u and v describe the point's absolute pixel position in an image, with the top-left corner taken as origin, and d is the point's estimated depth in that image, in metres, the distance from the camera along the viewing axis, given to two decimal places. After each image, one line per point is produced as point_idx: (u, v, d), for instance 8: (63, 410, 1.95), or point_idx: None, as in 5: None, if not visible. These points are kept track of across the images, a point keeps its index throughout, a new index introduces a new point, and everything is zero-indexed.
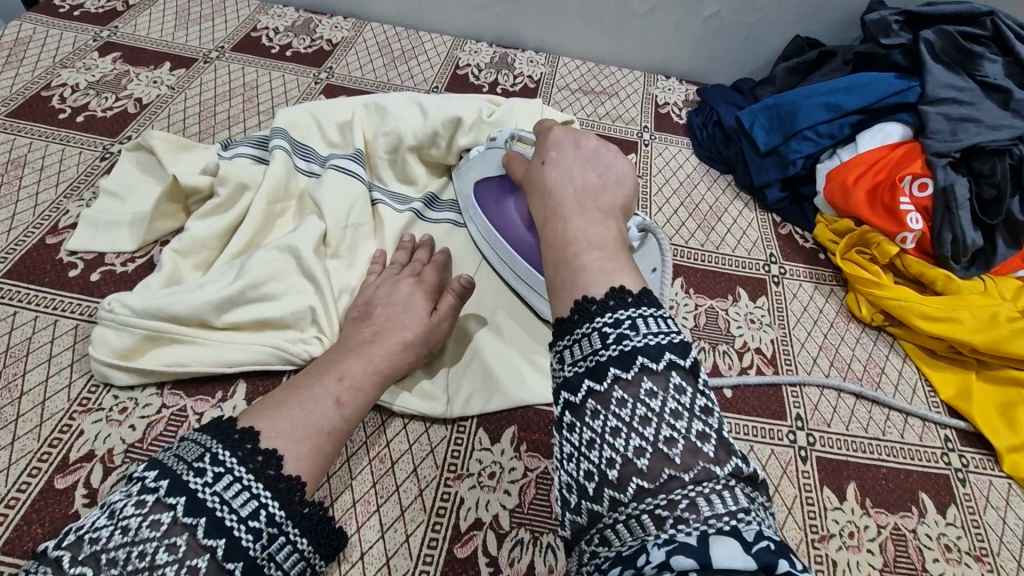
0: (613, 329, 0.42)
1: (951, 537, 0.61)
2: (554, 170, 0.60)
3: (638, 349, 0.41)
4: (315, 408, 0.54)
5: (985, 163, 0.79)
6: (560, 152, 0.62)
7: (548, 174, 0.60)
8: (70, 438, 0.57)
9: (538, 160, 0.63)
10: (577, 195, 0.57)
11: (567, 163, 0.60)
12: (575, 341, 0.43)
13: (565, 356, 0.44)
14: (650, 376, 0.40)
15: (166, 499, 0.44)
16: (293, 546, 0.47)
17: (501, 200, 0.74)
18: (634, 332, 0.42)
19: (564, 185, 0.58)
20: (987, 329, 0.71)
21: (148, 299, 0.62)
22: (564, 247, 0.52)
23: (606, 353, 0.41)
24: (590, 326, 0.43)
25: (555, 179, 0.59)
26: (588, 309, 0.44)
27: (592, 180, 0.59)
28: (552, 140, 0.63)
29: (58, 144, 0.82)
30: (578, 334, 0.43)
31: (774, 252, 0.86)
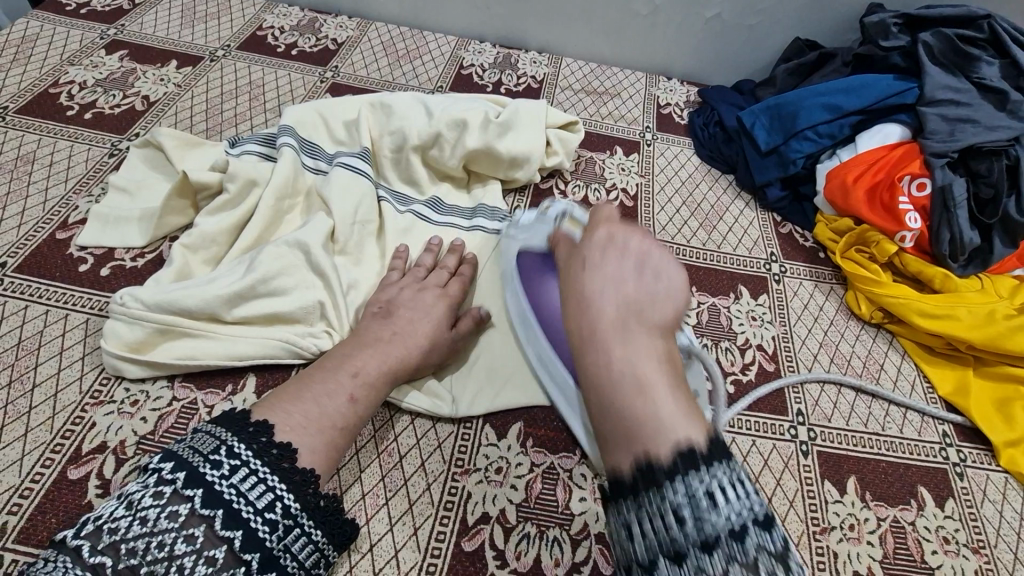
0: (690, 507, 0.39)
1: (949, 530, 0.63)
2: (587, 279, 0.52)
3: (722, 533, 0.38)
4: (329, 403, 0.55)
5: (982, 163, 0.80)
6: (602, 252, 0.53)
7: (582, 281, 0.52)
8: (83, 430, 0.58)
9: (577, 257, 0.55)
10: (620, 314, 0.48)
11: (603, 266, 0.52)
12: (649, 515, 0.40)
13: (634, 531, 0.41)
14: (735, 564, 0.37)
15: (183, 491, 0.44)
16: (308, 537, 0.48)
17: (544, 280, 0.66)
18: (713, 511, 0.38)
19: (604, 304, 0.49)
20: (983, 326, 0.72)
21: (160, 293, 0.63)
22: (604, 378, 0.46)
23: (687, 536, 0.38)
24: (659, 503, 0.40)
25: (588, 293, 0.51)
26: (653, 477, 0.41)
27: (639, 292, 0.49)
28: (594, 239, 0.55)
29: (66, 141, 0.83)
30: (645, 508, 0.40)
31: (775, 250, 0.87)
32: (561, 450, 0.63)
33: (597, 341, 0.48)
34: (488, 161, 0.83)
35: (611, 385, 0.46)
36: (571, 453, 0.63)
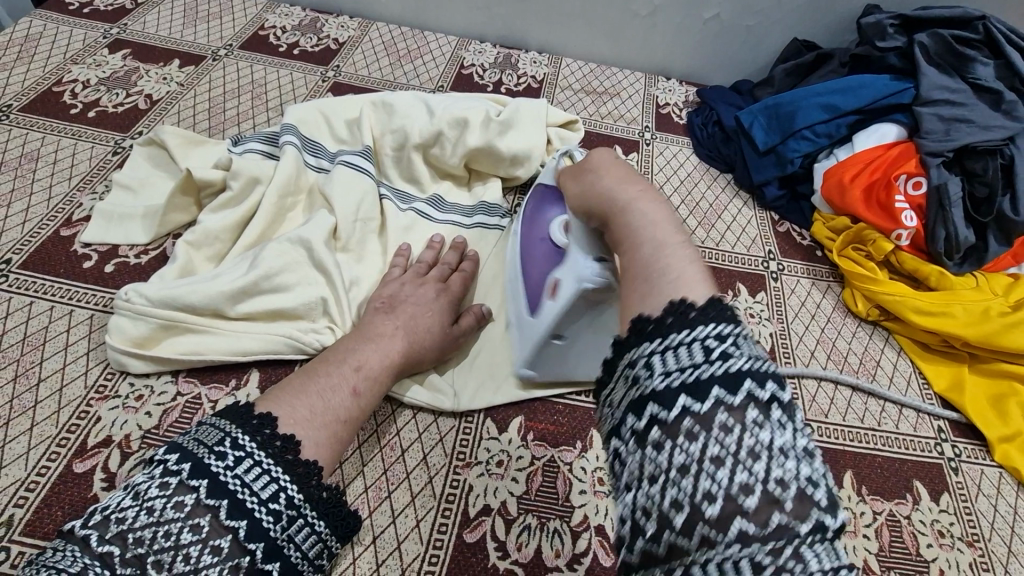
0: (714, 343, 0.35)
1: (944, 523, 0.63)
2: (599, 174, 0.54)
3: (746, 371, 0.33)
4: (333, 397, 0.56)
5: (978, 162, 0.81)
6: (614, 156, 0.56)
7: (592, 178, 0.54)
8: (88, 425, 0.58)
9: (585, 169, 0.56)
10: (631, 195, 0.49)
11: (615, 163, 0.54)
12: (666, 350, 0.35)
13: (648, 367, 0.35)
14: (755, 405, 0.32)
15: (189, 481, 0.45)
16: (310, 528, 0.49)
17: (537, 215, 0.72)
18: (738, 352, 0.34)
19: (620, 186, 0.50)
20: (978, 323, 0.73)
21: (165, 289, 0.64)
22: (631, 246, 0.45)
23: (709, 369, 0.34)
24: (680, 338, 0.35)
25: (603, 181, 0.52)
26: (684, 314, 0.37)
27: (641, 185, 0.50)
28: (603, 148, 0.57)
29: (70, 139, 0.83)
30: (665, 342, 0.36)
31: (773, 249, 0.88)
32: (561, 444, 0.64)
33: (620, 213, 0.48)
34: (488, 160, 0.84)
35: (634, 246, 0.44)
36: (571, 447, 0.63)
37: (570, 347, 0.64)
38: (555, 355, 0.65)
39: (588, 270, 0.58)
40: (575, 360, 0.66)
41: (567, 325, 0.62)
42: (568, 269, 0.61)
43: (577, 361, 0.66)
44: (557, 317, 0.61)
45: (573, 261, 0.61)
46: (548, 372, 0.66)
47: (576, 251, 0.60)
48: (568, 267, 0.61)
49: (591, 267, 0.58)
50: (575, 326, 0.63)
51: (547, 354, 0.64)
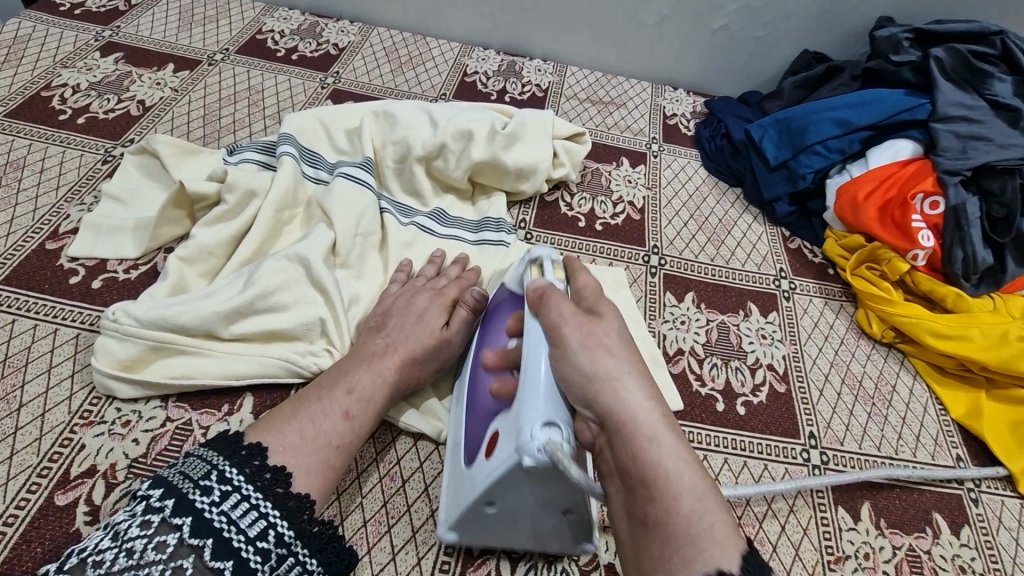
0: None
1: (965, 559, 0.61)
2: (612, 359, 0.47)
3: None
4: (325, 422, 0.53)
5: (996, 182, 0.79)
6: (623, 332, 0.51)
7: (603, 360, 0.47)
8: (71, 453, 0.55)
9: (583, 336, 0.49)
10: (646, 410, 0.46)
11: (626, 347, 0.49)
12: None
13: None
14: None
15: (172, 520, 0.42)
16: (302, 567, 0.46)
17: (497, 327, 0.62)
18: None
19: (640, 401, 0.46)
20: (996, 348, 0.71)
21: (154, 309, 0.61)
22: (652, 487, 0.43)
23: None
24: None
25: (621, 377, 0.47)
26: None
27: (647, 385, 0.48)
28: (614, 313, 0.52)
29: (59, 146, 0.80)
30: None
31: (784, 266, 0.86)
32: None
33: (641, 438, 0.45)
34: (493, 173, 0.81)
35: (664, 494, 0.43)
36: None
37: (504, 515, 0.51)
38: (485, 521, 0.52)
39: (531, 442, 0.44)
40: (514, 530, 0.52)
41: (501, 493, 0.49)
42: (510, 424, 0.48)
43: (512, 530, 0.52)
44: (488, 483, 0.48)
45: (515, 419, 0.47)
46: (475, 533, 0.53)
47: (521, 408, 0.47)
48: (510, 424, 0.48)
49: (537, 438, 0.44)
50: (511, 497, 0.49)
51: (475, 518, 0.51)
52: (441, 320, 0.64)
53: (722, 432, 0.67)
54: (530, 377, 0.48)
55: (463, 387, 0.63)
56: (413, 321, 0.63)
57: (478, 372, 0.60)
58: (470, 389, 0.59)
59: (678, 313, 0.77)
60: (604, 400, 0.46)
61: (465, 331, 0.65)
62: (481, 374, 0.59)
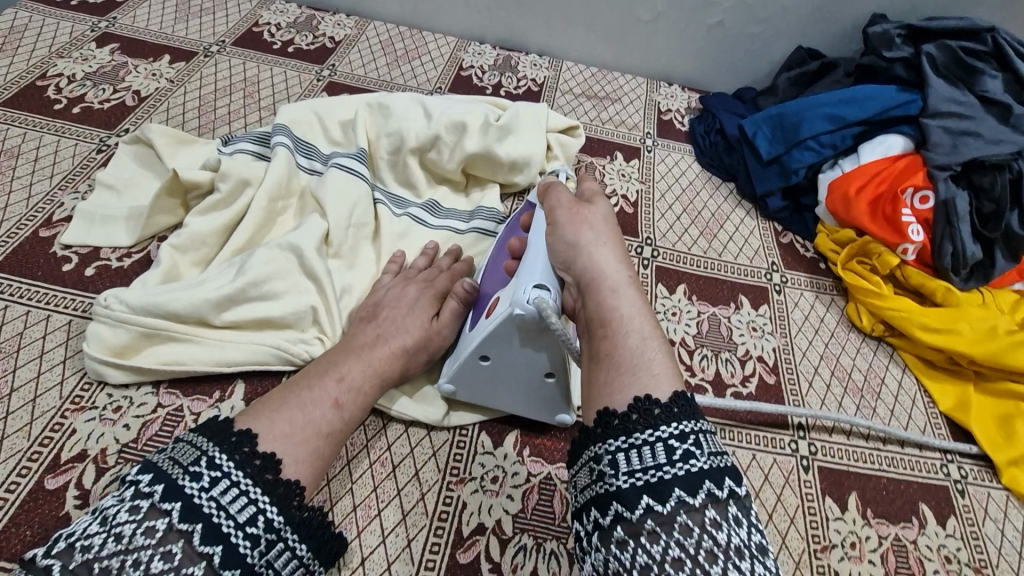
0: (678, 444, 0.41)
1: (951, 549, 0.62)
2: (592, 232, 0.56)
3: (705, 471, 0.40)
4: (315, 410, 0.53)
5: (985, 176, 0.80)
6: (610, 217, 0.59)
7: (583, 232, 0.56)
8: (62, 438, 0.55)
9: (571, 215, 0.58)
10: (613, 270, 0.54)
11: (610, 227, 0.58)
12: (629, 448, 0.42)
13: (620, 462, 0.42)
14: (712, 501, 0.39)
15: (161, 505, 0.42)
16: (291, 552, 0.46)
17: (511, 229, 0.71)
18: (699, 452, 0.41)
19: (611, 263, 0.54)
20: (984, 341, 0.72)
21: (147, 296, 0.61)
22: (607, 325, 0.50)
23: (669, 471, 0.40)
24: (648, 434, 0.42)
25: (596, 245, 0.55)
26: (647, 408, 0.43)
27: (620, 256, 0.55)
28: (605, 203, 0.61)
29: (54, 135, 0.80)
30: (634, 440, 0.42)
31: (776, 260, 0.86)
32: (558, 461, 0.61)
33: (604, 289, 0.52)
34: (487, 165, 0.82)
35: (616, 331, 0.50)
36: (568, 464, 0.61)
37: (496, 374, 0.60)
38: (480, 378, 0.61)
39: (523, 296, 0.54)
40: (501, 393, 0.61)
41: (494, 347, 0.58)
42: (509, 290, 0.58)
43: (503, 391, 0.61)
44: (484, 337, 0.58)
45: (515, 283, 0.57)
46: (471, 393, 0.62)
47: (521, 276, 0.57)
48: (509, 289, 0.58)
49: (529, 294, 0.54)
50: (501, 350, 0.58)
51: (472, 374, 0.60)
52: (432, 313, 0.65)
53: (711, 421, 0.67)
54: (533, 253, 0.59)
55: (457, 360, 0.62)
56: (405, 311, 0.63)
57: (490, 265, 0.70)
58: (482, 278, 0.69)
59: (670, 306, 0.78)
60: (579, 259, 0.54)
61: (455, 322, 0.66)
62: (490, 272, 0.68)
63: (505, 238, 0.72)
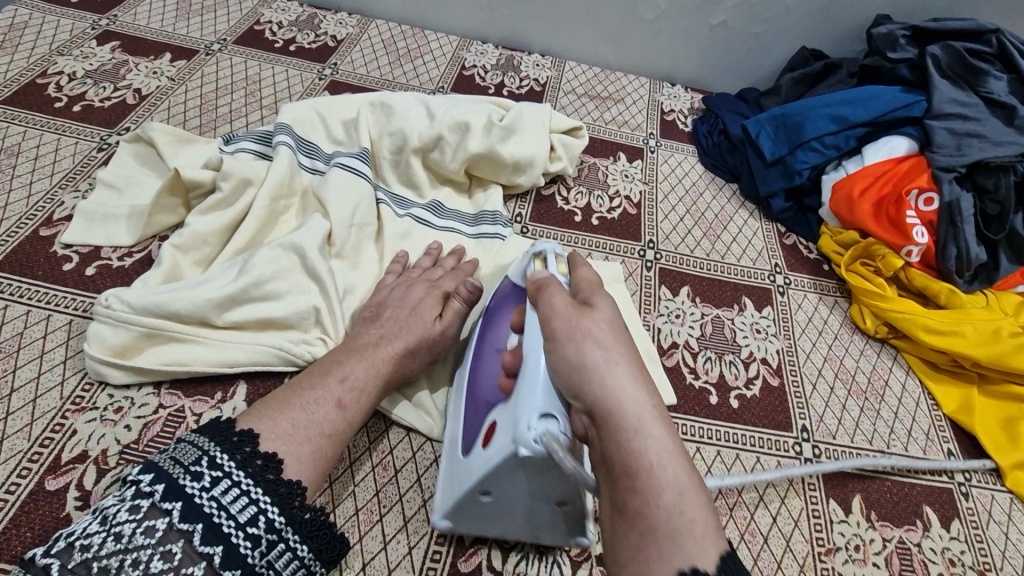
0: None
1: (955, 552, 0.61)
2: (600, 350, 0.45)
3: None
4: (317, 411, 0.53)
5: (990, 178, 0.79)
6: (618, 322, 0.48)
7: (590, 351, 0.45)
8: (63, 438, 0.55)
9: (575, 328, 0.47)
10: (633, 401, 0.43)
11: (621, 338, 0.47)
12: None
13: None
14: None
15: (161, 505, 0.42)
16: (293, 553, 0.46)
17: (501, 319, 0.61)
18: None
19: (629, 389, 0.44)
20: (989, 343, 0.71)
21: (147, 296, 0.60)
22: (635, 477, 0.41)
23: None
24: None
25: (608, 366, 0.44)
26: None
27: (637, 374, 0.45)
28: (610, 301, 0.49)
29: (54, 133, 0.80)
30: None
31: (779, 262, 0.86)
32: None
33: (626, 430, 0.42)
34: (490, 165, 0.81)
35: (646, 485, 0.41)
36: None
37: (499, 506, 0.51)
38: (480, 510, 0.52)
39: (528, 433, 0.45)
40: (505, 521, 0.53)
41: (497, 484, 0.50)
42: (508, 415, 0.49)
43: (507, 521, 0.52)
44: (484, 473, 0.49)
45: (514, 408, 0.48)
46: (472, 523, 0.53)
47: (521, 400, 0.47)
48: (509, 413, 0.49)
49: (534, 428, 0.45)
50: (504, 485, 0.50)
51: (472, 506, 0.52)
52: (436, 313, 0.64)
53: (714, 424, 0.67)
54: (530, 368, 0.49)
55: (462, 373, 0.63)
56: (408, 313, 0.63)
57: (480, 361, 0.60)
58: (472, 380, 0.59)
59: (673, 307, 0.77)
60: (590, 389, 0.44)
61: (458, 325, 0.65)
62: (483, 364, 0.59)
63: (496, 320, 0.62)
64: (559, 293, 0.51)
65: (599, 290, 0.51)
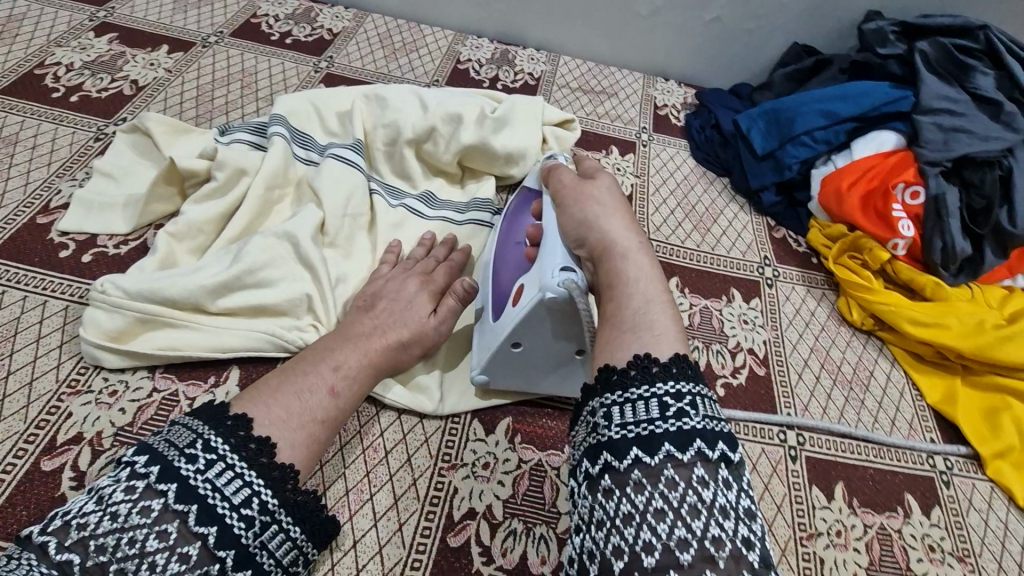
0: (674, 403, 0.41)
1: (935, 538, 0.62)
2: (599, 207, 0.58)
3: (697, 431, 0.39)
4: (309, 395, 0.54)
5: (976, 173, 0.81)
6: (618, 196, 0.61)
7: (590, 208, 0.58)
8: (58, 420, 0.56)
9: (583, 195, 0.60)
10: (621, 239, 0.55)
11: (618, 206, 0.59)
12: (624, 402, 0.41)
13: (613, 416, 0.41)
14: (702, 458, 0.39)
15: (157, 485, 0.43)
16: (286, 534, 0.47)
17: (518, 218, 0.71)
18: (693, 412, 0.40)
19: (620, 232, 0.56)
20: (972, 335, 0.73)
21: (143, 282, 0.61)
22: (614, 288, 0.52)
23: (662, 426, 0.40)
24: (645, 390, 0.42)
25: (604, 217, 0.57)
26: (646, 368, 0.43)
27: (627, 226, 0.57)
28: (610, 184, 0.62)
29: (51, 123, 0.81)
30: (631, 395, 0.42)
31: (768, 254, 0.87)
32: (549, 447, 0.62)
33: (614, 256, 0.54)
34: (483, 157, 0.82)
35: (622, 292, 0.51)
36: (559, 451, 0.62)
37: (527, 360, 0.61)
38: (512, 363, 0.61)
39: (552, 281, 0.55)
40: (532, 375, 0.62)
41: (526, 334, 0.59)
42: (533, 276, 0.58)
43: (534, 373, 0.62)
44: (513, 325, 0.58)
45: (539, 268, 0.58)
46: (503, 378, 0.63)
47: (544, 260, 0.57)
48: (533, 275, 0.59)
49: (556, 278, 0.55)
50: (534, 337, 0.59)
51: (503, 360, 0.61)
52: (428, 303, 0.65)
53: None
54: (550, 235, 0.60)
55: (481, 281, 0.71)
56: (401, 301, 0.64)
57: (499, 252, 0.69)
58: (495, 267, 0.68)
59: None
60: (589, 231, 0.56)
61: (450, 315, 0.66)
62: (502, 252, 0.69)
63: (513, 220, 0.71)
64: (569, 179, 0.63)
65: (600, 176, 0.63)
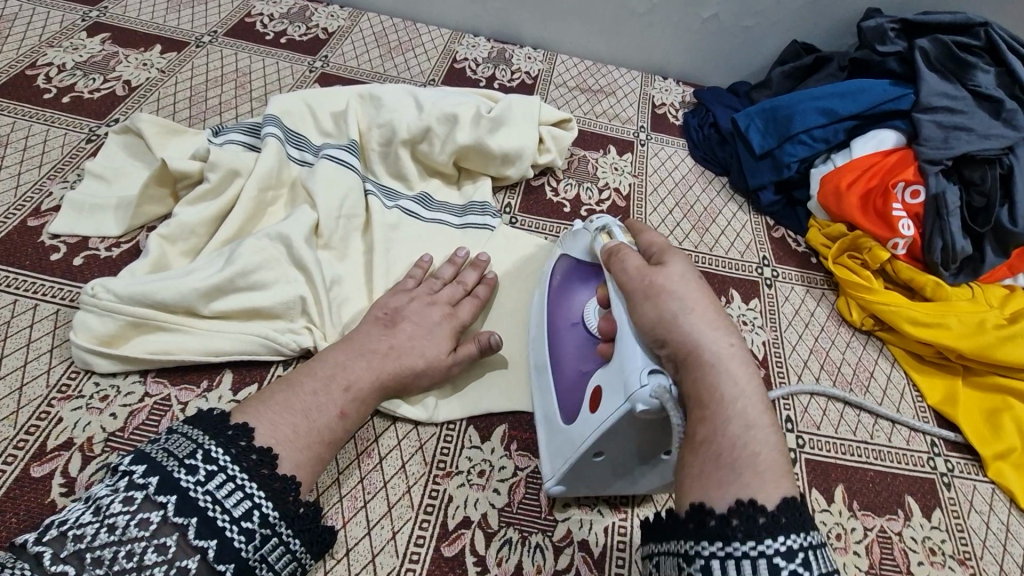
0: (785, 566, 0.38)
1: (936, 541, 0.62)
2: (678, 299, 0.48)
3: None
4: (304, 402, 0.53)
5: (976, 171, 0.79)
6: (693, 276, 0.50)
7: (667, 302, 0.48)
8: (49, 426, 0.55)
9: (652, 280, 0.50)
10: (710, 343, 0.45)
11: (696, 288, 0.49)
12: (726, 558, 0.38)
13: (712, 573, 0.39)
14: None
15: (156, 497, 0.42)
16: (286, 547, 0.46)
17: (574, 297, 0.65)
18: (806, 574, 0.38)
19: (707, 334, 0.46)
20: (974, 335, 0.72)
21: (133, 285, 0.61)
22: (706, 410, 0.44)
23: None
24: (751, 550, 0.38)
25: (685, 314, 0.47)
26: (753, 520, 0.39)
27: (714, 320, 0.47)
28: (682, 259, 0.52)
29: (43, 125, 0.80)
30: (734, 554, 0.38)
31: (767, 255, 0.86)
32: None
33: (703, 365, 0.45)
34: (479, 157, 0.81)
35: (717, 417, 0.43)
36: None
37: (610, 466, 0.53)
38: (593, 471, 0.54)
39: (643, 390, 0.46)
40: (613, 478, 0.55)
41: (608, 444, 0.51)
42: (613, 379, 0.50)
43: (615, 478, 0.55)
44: (596, 437, 0.51)
45: (619, 369, 0.50)
46: (585, 485, 0.56)
47: (624, 361, 0.49)
48: (612, 375, 0.51)
49: (647, 385, 0.46)
50: (617, 447, 0.51)
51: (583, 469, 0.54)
52: (425, 308, 0.64)
53: None
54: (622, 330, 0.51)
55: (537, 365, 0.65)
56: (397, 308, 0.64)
57: (561, 337, 0.63)
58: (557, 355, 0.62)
59: None
60: (670, 333, 0.47)
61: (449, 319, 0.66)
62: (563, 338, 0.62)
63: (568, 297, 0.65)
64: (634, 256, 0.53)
65: (668, 252, 0.53)
